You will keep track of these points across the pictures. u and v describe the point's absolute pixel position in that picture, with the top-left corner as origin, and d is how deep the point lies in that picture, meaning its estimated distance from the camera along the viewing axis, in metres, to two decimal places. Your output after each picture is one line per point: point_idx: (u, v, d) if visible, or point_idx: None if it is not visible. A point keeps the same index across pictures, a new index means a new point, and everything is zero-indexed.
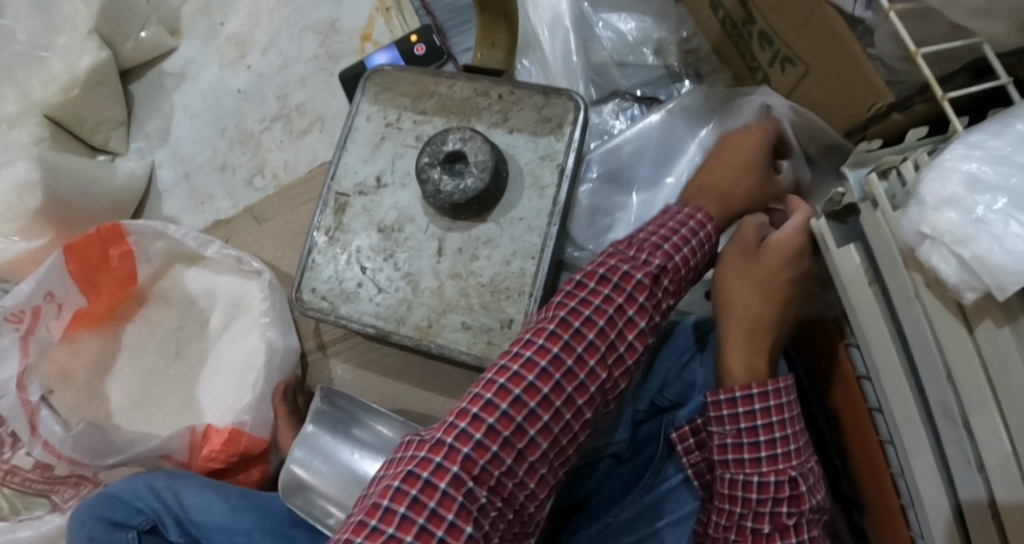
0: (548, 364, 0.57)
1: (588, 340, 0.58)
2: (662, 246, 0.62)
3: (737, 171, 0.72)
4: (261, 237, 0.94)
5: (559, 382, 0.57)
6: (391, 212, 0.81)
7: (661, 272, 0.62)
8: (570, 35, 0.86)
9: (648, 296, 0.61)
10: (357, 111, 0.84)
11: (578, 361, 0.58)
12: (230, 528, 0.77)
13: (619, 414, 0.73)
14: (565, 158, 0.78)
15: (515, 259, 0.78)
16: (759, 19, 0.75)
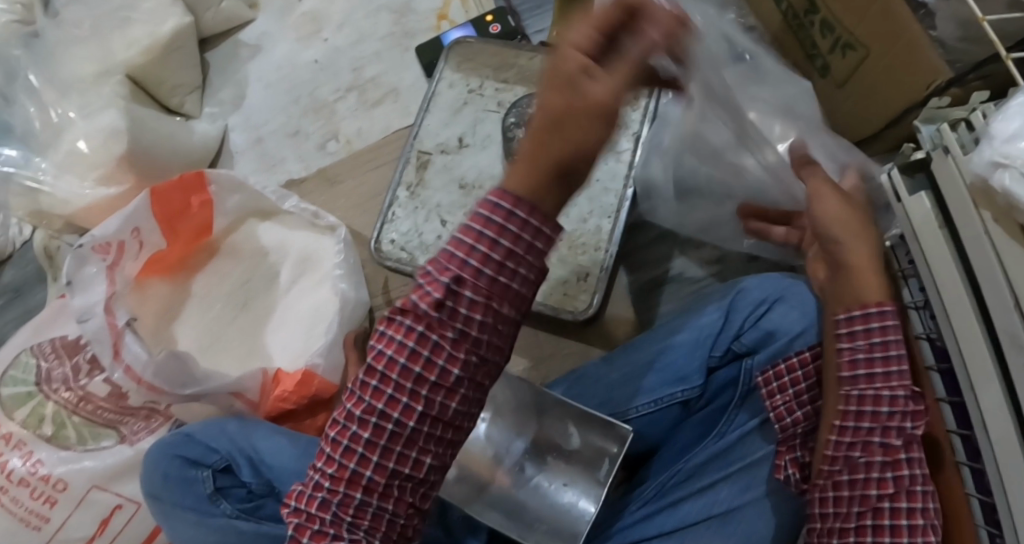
0: (369, 402, 0.49)
1: (406, 367, 0.48)
2: (459, 254, 0.47)
3: (541, 142, 0.46)
4: (328, 200, 0.94)
5: (382, 418, 0.48)
6: (471, 171, 0.83)
7: (463, 286, 0.47)
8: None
9: (449, 318, 0.47)
10: (439, 79, 0.86)
11: (398, 393, 0.48)
12: (301, 474, 0.76)
13: (695, 362, 0.74)
14: (640, 126, 0.82)
15: (592, 218, 0.81)
16: (822, 9, 0.81)
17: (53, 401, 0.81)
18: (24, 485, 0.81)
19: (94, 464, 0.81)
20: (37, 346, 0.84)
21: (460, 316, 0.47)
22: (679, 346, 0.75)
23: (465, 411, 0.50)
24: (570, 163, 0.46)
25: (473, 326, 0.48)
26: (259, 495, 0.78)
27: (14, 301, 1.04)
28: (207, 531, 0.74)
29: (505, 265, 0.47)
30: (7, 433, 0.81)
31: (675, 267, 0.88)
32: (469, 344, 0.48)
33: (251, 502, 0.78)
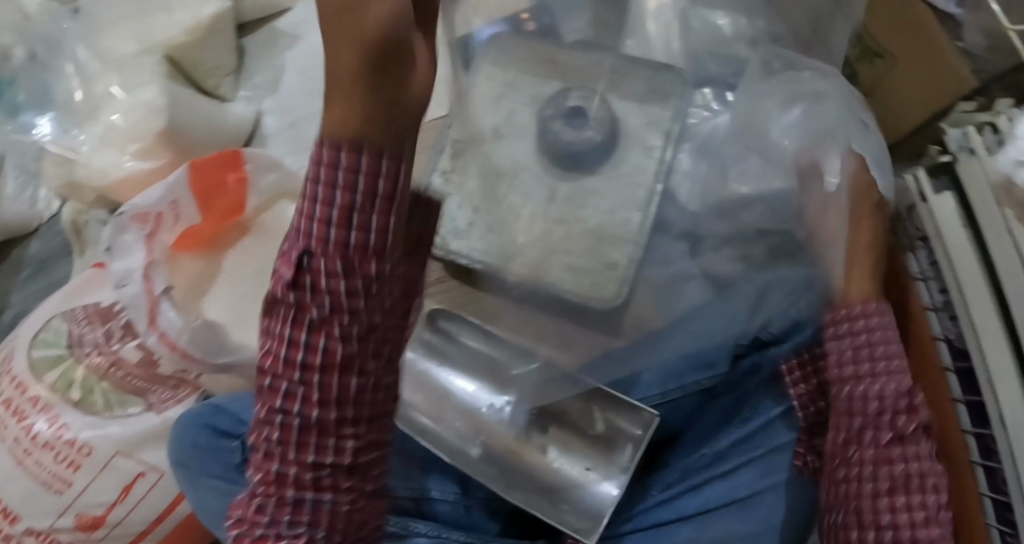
0: (266, 384, 0.46)
1: (295, 341, 0.45)
2: (315, 211, 0.42)
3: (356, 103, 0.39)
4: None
5: (291, 391, 0.45)
6: (505, 160, 0.83)
7: (314, 252, 0.42)
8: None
9: (309, 288, 0.43)
10: (474, 70, 0.85)
11: (303, 354, 0.45)
12: None
13: (722, 349, 0.77)
14: (672, 125, 0.83)
15: (620, 210, 0.81)
16: (853, 19, 0.87)
17: (83, 365, 0.82)
18: (48, 449, 0.81)
19: (118, 431, 0.81)
20: (70, 311, 0.84)
21: (326, 270, 0.43)
22: (705, 335, 0.78)
23: (364, 358, 0.46)
24: (374, 53, 0.38)
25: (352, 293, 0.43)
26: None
27: (37, 274, 1.03)
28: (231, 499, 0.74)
29: (358, 204, 0.41)
30: (36, 396, 0.82)
31: None
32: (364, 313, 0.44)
33: None
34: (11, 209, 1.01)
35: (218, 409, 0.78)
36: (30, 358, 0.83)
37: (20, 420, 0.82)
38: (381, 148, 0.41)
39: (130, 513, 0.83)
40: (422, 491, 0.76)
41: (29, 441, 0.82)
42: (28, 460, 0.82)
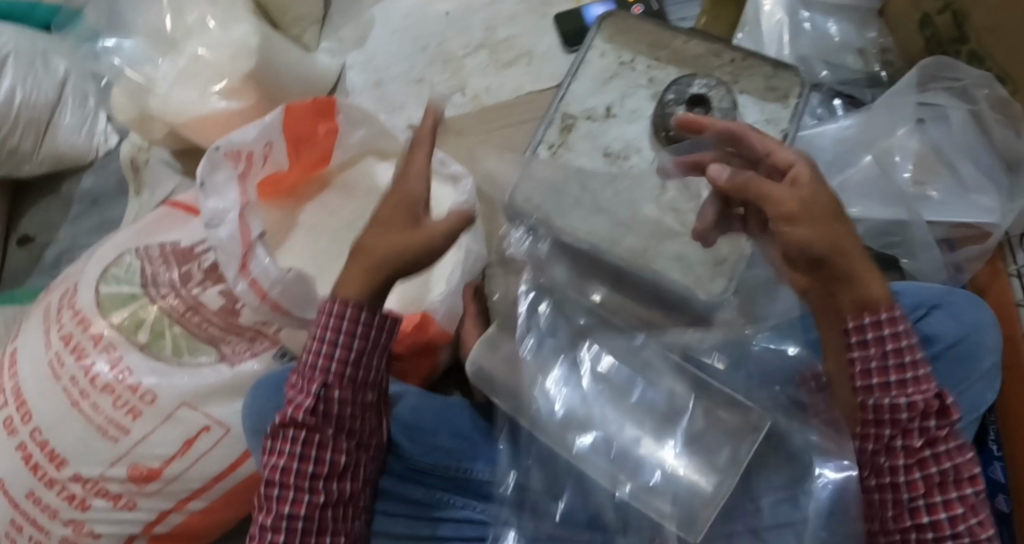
0: (273, 494, 0.59)
1: (304, 455, 0.58)
2: (317, 362, 0.58)
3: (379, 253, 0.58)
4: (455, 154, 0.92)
5: (299, 499, 0.59)
6: (619, 140, 0.82)
7: (328, 385, 0.58)
8: (784, 34, 0.91)
9: (322, 414, 0.58)
10: (590, 47, 0.85)
11: (306, 468, 0.58)
12: (413, 425, 0.73)
13: None
14: (790, 124, 0.81)
15: None
16: (973, 39, 0.78)
17: (157, 306, 0.78)
18: (108, 392, 0.76)
19: (190, 380, 0.77)
20: (145, 250, 0.81)
21: (337, 402, 0.59)
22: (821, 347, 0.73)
23: (358, 466, 0.62)
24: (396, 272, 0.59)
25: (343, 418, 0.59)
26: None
27: (90, 210, 0.95)
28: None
29: (361, 357, 0.60)
30: (99, 335, 0.77)
31: None
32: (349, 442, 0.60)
33: None
34: (68, 139, 0.92)
35: None
36: (97, 293, 0.78)
37: (80, 359, 0.77)
38: (360, 303, 0.58)
39: (188, 469, 0.78)
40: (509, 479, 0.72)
41: (87, 382, 0.76)
42: (84, 402, 0.77)
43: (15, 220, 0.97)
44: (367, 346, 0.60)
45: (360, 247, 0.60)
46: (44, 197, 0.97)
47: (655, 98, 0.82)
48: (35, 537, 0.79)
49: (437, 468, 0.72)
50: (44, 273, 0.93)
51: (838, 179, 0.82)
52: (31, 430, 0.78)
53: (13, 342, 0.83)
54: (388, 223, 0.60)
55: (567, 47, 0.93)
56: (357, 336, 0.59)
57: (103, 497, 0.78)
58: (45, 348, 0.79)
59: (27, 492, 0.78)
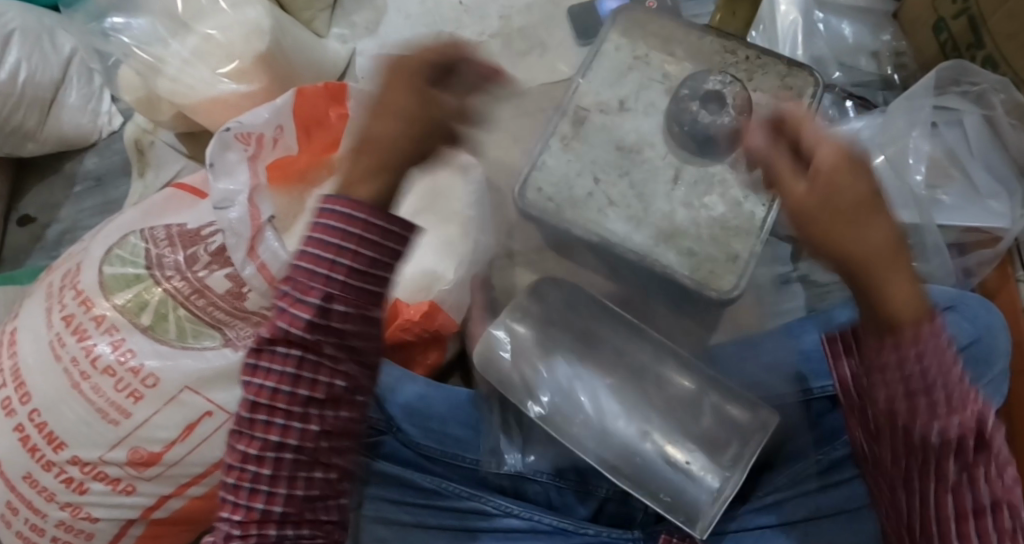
0: (257, 418, 0.52)
1: (298, 380, 0.52)
2: (320, 269, 0.50)
3: (385, 134, 0.50)
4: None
5: (287, 425, 0.53)
6: (632, 134, 0.81)
7: (332, 298, 0.51)
8: (798, 36, 0.91)
9: (323, 333, 0.51)
10: (604, 40, 0.85)
11: (299, 393, 0.52)
12: (423, 414, 0.73)
13: None
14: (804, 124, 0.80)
15: (748, 201, 0.78)
16: (989, 44, 0.78)
17: (162, 288, 0.77)
18: (109, 374, 0.75)
19: (195, 364, 0.76)
20: (150, 231, 0.80)
21: (337, 325, 0.52)
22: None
23: (354, 394, 0.56)
24: (411, 152, 0.51)
25: (339, 337, 0.52)
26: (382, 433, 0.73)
27: (93, 189, 0.94)
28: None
29: (371, 271, 0.51)
30: (100, 316, 0.76)
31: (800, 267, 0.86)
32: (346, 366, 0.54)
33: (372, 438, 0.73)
34: (72, 118, 0.91)
35: None
36: (100, 273, 0.77)
37: (81, 339, 0.76)
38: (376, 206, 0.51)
39: (189, 453, 0.77)
40: (519, 471, 0.72)
41: (87, 364, 0.75)
42: (84, 384, 0.75)
43: (15, 198, 0.95)
44: (380, 257, 0.51)
45: (359, 143, 0.52)
46: (46, 177, 0.95)
47: (670, 93, 0.82)
48: (32, 520, 0.78)
49: (447, 457, 0.72)
50: (44, 252, 0.92)
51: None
52: (30, 411, 0.77)
53: (12, 321, 0.81)
54: (425, 119, 0.51)
55: (580, 40, 0.93)
56: (371, 244, 0.51)
57: (102, 481, 0.77)
58: (45, 329, 0.78)
59: (23, 473, 0.77)
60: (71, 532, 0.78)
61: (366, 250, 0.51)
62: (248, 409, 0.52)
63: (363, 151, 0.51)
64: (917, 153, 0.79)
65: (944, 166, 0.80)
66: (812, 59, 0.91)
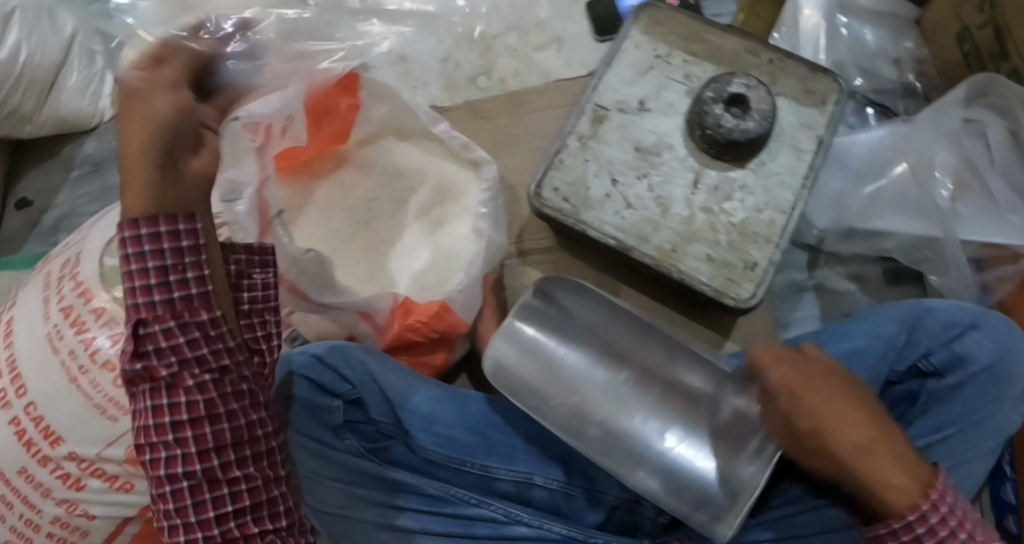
0: (148, 458, 0.50)
1: (159, 407, 0.49)
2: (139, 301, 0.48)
3: (137, 139, 0.47)
4: (489, 141, 0.90)
5: (172, 453, 0.49)
6: (652, 134, 0.79)
7: (149, 321, 0.48)
8: (821, 40, 0.88)
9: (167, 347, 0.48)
10: (625, 36, 0.83)
11: (166, 421, 0.49)
12: (431, 418, 0.71)
13: (871, 372, 0.68)
14: (827, 131, 0.78)
15: (768, 208, 0.77)
16: (1015, 56, 0.75)
17: None
18: (108, 368, 0.73)
19: None
20: None
21: (167, 344, 0.48)
22: (857, 358, 0.68)
23: (231, 384, 0.51)
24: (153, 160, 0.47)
25: (195, 337, 0.49)
26: (388, 436, 0.70)
27: (91, 175, 0.91)
28: (328, 464, 0.68)
29: (184, 260, 0.48)
30: (100, 309, 0.73)
31: (814, 275, 0.84)
32: (202, 361, 0.49)
33: (378, 442, 0.70)
34: (71, 101, 0.87)
35: (318, 361, 0.69)
36: (101, 264, 0.75)
37: (80, 332, 0.73)
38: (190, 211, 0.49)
39: None
40: (528, 477, 0.71)
41: (86, 357, 0.73)
42: (81, 378, 0.73)
43: (12, 181, 0.92)
44: (187, 253, 0.48)
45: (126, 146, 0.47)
46: (43, 160, 0.92)
47: (691, 94, 0.80)
48: (26, 515, 0.76)
49: (456, 464, 0.70)
50: (41, 238, 0.89)
51: (874, 186, 0.80)
52: (25, 404, 0.74)
53: (9, 311, 0.79)
54: (127, 122, 0.48)
55: (598, 35, 0.91)
56: (186, 247, 0.48)
57: (99, 478, 0.75)
58: (43, 320, 0.75)
59: (19, 468, 0.75)
60: (67, 528, 0.77)
61: (187, 259, 0.49)
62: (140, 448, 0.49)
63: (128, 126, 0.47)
64: (940, 163, 0.76)
65: (965, 176, 0.76)
66: (834, 62, 0.88)
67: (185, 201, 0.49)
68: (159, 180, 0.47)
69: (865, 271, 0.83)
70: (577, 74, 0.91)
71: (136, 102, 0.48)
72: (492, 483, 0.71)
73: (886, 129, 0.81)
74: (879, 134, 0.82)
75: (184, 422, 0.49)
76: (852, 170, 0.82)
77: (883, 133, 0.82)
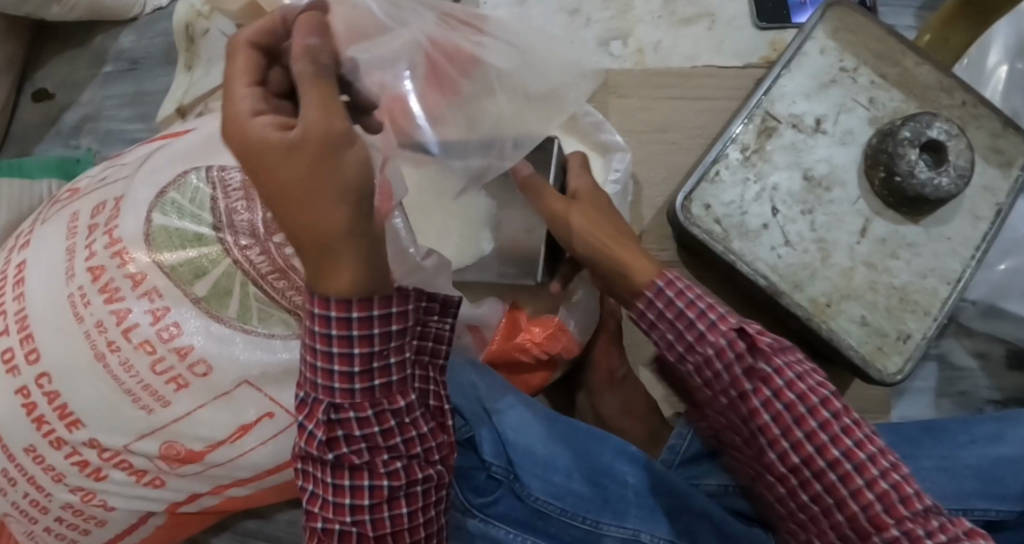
0: (319, 527, 0.52)
1: (341, 488, 0.50)
2: (318, 382, 0.48)
3: (318, 222, 0.42)
4: (617, 124, 0.77)
5: (347, 529, 0.51)
6: (823, 163, 0.69)
7: (341, 407, 0.49)
8: (1000, 83, 0.77)
9: (343, 435, 0.49)
10: (809, 36, 0.71)
11: (346, 503, 0.51)
12: (548, 463, 0.63)
13: (1021, 485, 0.63)
14: (1008, 199, 0.69)
15: (933, 275, 0.68)
16: None
17: (231, 258, 0.60)
18: (146, 350, 0.58)
19: (261, 355, 0.60)
20: (218, 175, 0.62)
21: (359, 432, 0.49)
22: (1007, 466, 0.64)
23: (403, 473, 0.51)
24: (342, 237, 0.43)
25: (375, 419, 0.49)
26: (498, 481, 0.63)
27: (126, 73, 0.80)
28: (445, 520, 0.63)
29: (371, 353, 0.48)
30: (139, 275, 0.59)
31: (938, 345, 0.77)
32: (380, 445, 0.50)
33: (490, 491, 0.63)
34: None
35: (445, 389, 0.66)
36: (147, 222, 0.60)
37: (111, 301, 0.59)
38: (380, 294, 0.46)
39: (237, 457, 0.63)
40: (635, 535, 0.62)
41: (117, 332, 0.58)
42: (110, 357, 0.58)
43: (30, 66, 0.81)
44: (393, 337, 0.48)
45: (303, 231, 0.43)
46: (71, 48, 0.81)
47: (874, 124, 0.69)
48: (32, 495, 0.63)
49: (565, 516, 0.61)
50: (60, 138, 0.79)
51: (1006, 265, 0.74)
52: (37, 375, 0.59)
53: (19, 250, 0.63)
54: (305, 214, 0.42)
55: (759, 20, 0.77)
56: (392, 333, 0.48)
57: (124, 470, 0.62)
58: (64, 276, 0.60)
59: (25, 445, 0.61)
60: (80, 516, 0.64)
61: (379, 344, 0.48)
62: (311, 516, 0.52)
63: (293, 206, 0.42)
64: None
65: None
66: (1007, 112, 0.76)
67: (383, 260, 0.46)
68: (365, 259, 0.44)
69: (991, 348, 0.77)
70: (728, 63, 0.78)
71: (307, 185, 0.41)
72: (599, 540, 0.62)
73: None
74: None
75: (359, 502, 0.51)
76: (1006, 240, 0.74)
77: None
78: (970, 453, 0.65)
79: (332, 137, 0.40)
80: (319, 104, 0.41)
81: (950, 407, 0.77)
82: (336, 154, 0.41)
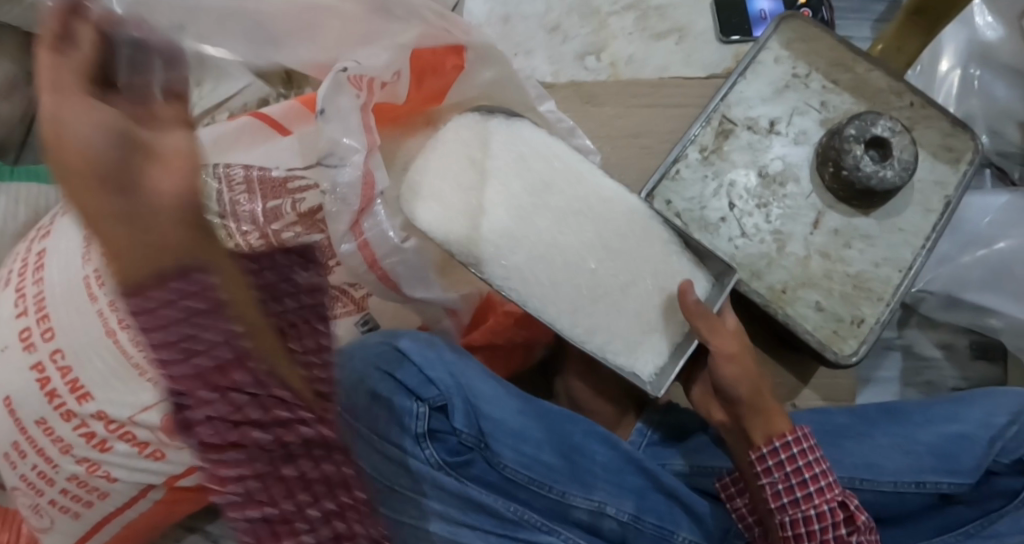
0: None
1: None
2: None
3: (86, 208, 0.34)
4: (593, 130, 0.83)
5: None
6: (778, 161, 0.74)
7: None
8: (953, 89, 0.82)
9: None
10: (764, 47, 0.76)
11: None
12: (518, 433, 0.67)
13: (974, 459, 0.66)
14: (957, 193, 0.74)
15: (887, 264, 0.72)
16: None
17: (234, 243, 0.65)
18: None
19: None
20: (224, 170, 0.68)
21: None
22: (962, 443, 0.66)
23: None
24: (113, 211, 0.34)
25: None
26: (469, 447, 0.66)
27: None
28: (407, 475, 0.66)
29: None
30: None
31: (903, 336, 0.80)
32: None
33: (461, 455, 0.66)
34: None
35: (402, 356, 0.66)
36: None
37: None
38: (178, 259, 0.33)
39: None
40: (602, 508, 0.66)
41: None
42: (119, 333, 0.64)
43: None
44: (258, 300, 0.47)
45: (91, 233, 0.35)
46: None
47: (825, 125, 0.74)
48: (40, 468, 0.69)
49: (534, 485, 0.66)
50: None
51: (961, 258, 0.77)
52: (53, 350, 0.65)
53: (40, 241, 0.70)
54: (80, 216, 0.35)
55: (722, 35, 0.84)
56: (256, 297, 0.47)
57: (127, 442, 0.67)
58: (79, 262, 0.67)
59: (36, 419, 0.67)
60: (84, 488, 0.69)
61: None
62: None
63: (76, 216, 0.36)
64: None
65: None
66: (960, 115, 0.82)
67: (200, 222, 0.34)
68: (151, 216, 0.33)
69: (954, 339, 0.80)
70: (695, 73, 0.84)
71: (67, 188, 0.35)
72: (567, 511, 0.67)
73: (1008, 195, 0.77)
74: (1002, 199, 0.77)
75: None
76: (961, 235, 0.77)
77: (1005, 200, 0.77)
78: (925, 431, 0.68)
79: (74, 125, 0.35)
80: (62, 112, 0.37)
81: (916, 396, 0.80)
82: (76, 135, 0.35)
